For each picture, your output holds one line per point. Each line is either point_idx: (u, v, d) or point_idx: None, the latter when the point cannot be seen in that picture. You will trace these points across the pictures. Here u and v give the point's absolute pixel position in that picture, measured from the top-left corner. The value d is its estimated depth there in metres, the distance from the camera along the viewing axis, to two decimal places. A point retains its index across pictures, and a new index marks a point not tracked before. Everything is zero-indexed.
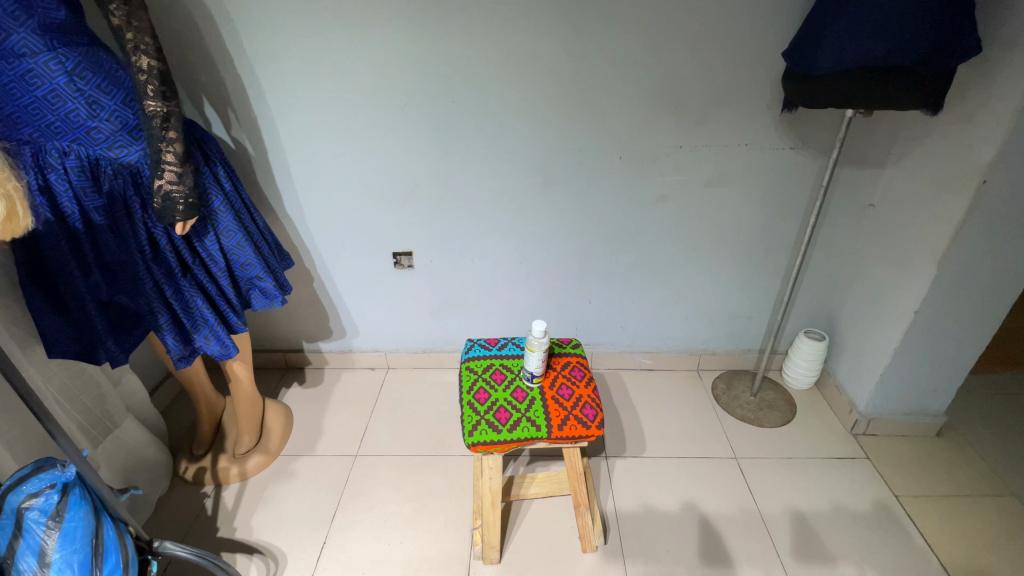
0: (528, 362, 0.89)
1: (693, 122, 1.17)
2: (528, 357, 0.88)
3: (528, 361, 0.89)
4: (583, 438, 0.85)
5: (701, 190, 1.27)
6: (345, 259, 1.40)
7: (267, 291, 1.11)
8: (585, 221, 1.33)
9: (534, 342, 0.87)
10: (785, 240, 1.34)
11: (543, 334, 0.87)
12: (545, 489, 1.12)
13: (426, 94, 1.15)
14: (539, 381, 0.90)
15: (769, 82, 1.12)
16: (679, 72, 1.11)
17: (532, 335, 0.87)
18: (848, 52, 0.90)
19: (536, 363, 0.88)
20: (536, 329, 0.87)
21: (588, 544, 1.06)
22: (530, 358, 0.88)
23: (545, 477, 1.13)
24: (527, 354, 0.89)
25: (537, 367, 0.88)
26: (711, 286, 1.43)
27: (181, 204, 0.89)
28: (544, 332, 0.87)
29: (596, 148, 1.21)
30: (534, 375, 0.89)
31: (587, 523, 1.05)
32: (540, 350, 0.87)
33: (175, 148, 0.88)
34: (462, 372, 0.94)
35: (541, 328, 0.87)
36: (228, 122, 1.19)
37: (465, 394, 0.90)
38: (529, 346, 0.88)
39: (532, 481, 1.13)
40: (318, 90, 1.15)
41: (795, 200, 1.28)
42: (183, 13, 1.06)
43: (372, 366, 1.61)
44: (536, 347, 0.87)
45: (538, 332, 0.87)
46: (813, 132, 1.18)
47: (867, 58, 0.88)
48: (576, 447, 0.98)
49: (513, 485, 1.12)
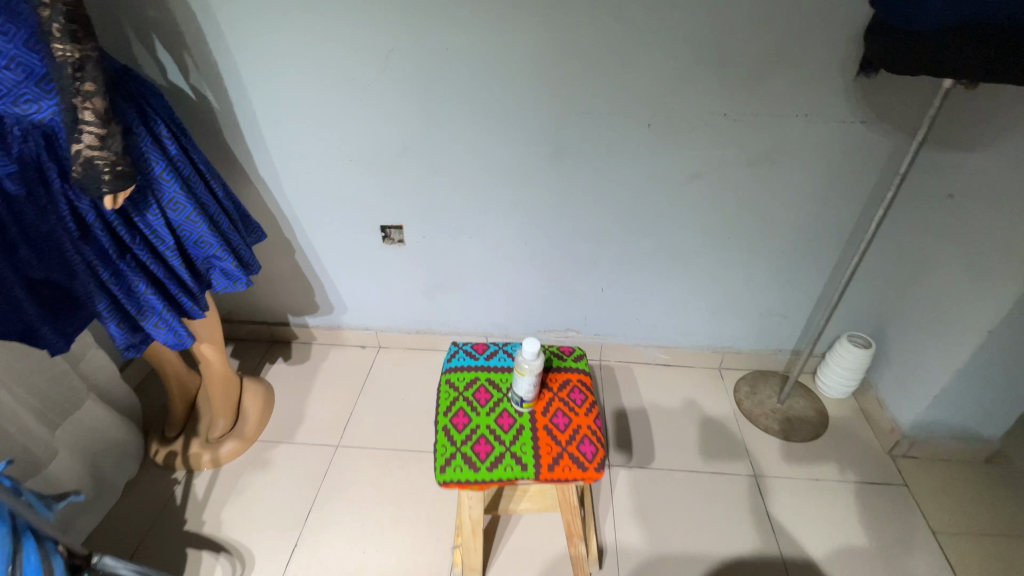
0: (517, 386, 0.74)
1: (741, 85, 0.95)
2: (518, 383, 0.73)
3: (517, 386, 0.74)
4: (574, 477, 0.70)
5: (743, 170, 1.06)
6: (327, 230, 1.25)
7: (228, 272, 0.97)
8: (601, 201, 1.14)
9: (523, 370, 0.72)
10: (837, 231, 1.13)
11: (535, 357, 0.71)
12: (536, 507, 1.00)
13: (414, 39, 0.95)
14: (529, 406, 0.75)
15: (844, 36, 0.88)
16: (729, 20, 0.88)
17: (523, 357, 0.72)
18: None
19: (527, 387, 0.73)
20: (528, 352, 0.72)
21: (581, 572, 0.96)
22: (519, 384, 0.73)
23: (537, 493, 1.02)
24: (516, 379, 0.74)
25: (527, 393, 0.73)
26: (743, 280, 1.24)
27: (107, 173, 0.74)
28: (536, 356, 0.71)
29: (619, 115, 1.00)
30: (525, 398, 0.74)
31: (580, 553, 0.94)
32: (531, 376, 0.72)
33: (94, 104, 0.71)
34: (439, 388, 0.79)
35: (531, 351, 0.72)
36: (185, 69, 1.01)
37: (440, 416, 0.75)
38: (519, 371, 0.73)
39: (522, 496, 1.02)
40: (285, 31, 0.96)
41: (857, 186, 1.06)
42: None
43: (363, 345, 1.48)
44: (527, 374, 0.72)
45: (529, 356, 0.72)
46: (891, 102, 0.95)
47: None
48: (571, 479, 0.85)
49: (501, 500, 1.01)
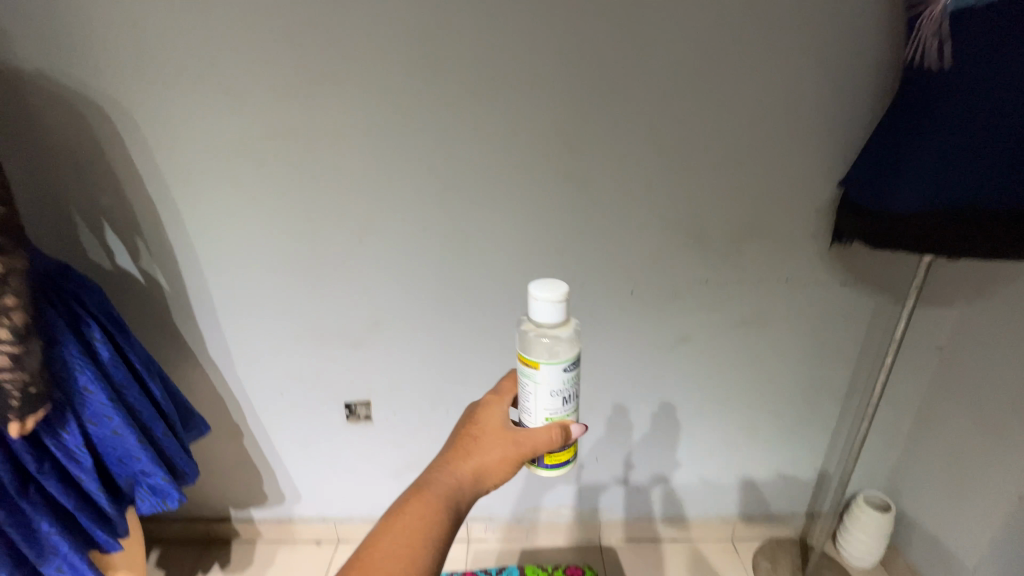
0: (536, 405, 0.51)
1: (720, 255, 0.95)
2: (537, 391, 0.50)
3: (520, 401, 0.54)
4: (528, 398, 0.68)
5: (733, 331, 1.02)
6: (285, 412, 1.11)
7: (157, 488, 0.81)
8: (590, 368, 1.06)
9: (550, 426, 0.52)
10: (835, 388, 1.09)
11: (559, 285, 0.48)
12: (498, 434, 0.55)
13: (388, 221, 0.92)
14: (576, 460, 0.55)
15: (815, 211, 0.91)
16: (704, 200, 0.90)
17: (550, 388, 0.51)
18: (953, 130, 0.65)
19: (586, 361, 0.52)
20: (536, 297, 0.48)
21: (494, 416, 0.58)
22: (540, 387, 0.50)
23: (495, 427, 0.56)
24: (525, 375, 0.51)
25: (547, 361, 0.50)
26: (745, 440, 1.15)
27: (16, 397, 0.63)
28: (561, 290, 0.48)
29: (601, 284, 0.97)
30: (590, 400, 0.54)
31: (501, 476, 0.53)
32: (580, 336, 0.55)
33: (14, 319, 0.61)
34: None
35: (534, 284, 0.49)
36: (136, 253, 0.93)
37: None
38: (529, 359, 0.50)
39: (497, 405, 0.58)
40: (251, 218, 0.92)
41: (846, 346, 1.04)
42: (79, 116, 0.83)
43: (319, 539, 1.26)
44: (550, 436, 0.51)
45: (550, 299, 0.48)
46: (868, 268, 0.96)
47: (968, 160, 0.64)
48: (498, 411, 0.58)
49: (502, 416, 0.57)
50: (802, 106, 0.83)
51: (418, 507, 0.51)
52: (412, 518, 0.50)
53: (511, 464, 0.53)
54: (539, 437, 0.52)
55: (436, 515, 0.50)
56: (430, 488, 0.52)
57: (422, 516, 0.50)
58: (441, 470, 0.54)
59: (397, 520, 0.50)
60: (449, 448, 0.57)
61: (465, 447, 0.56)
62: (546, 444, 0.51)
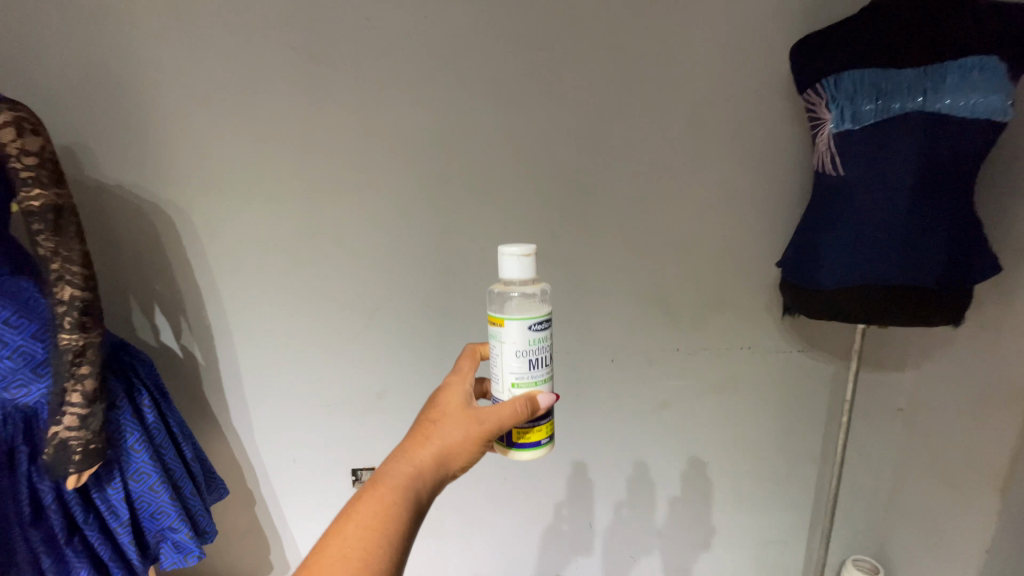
0: (502, 364, 0.58)
1: (688, 325, 1.08)
2: (503, 347, 0.57)
3: (490, 364, 0.61)
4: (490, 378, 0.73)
5: (708, 395, 1.12)
6: (295, 478, 1.19)
7: (180, 544, 0.89)
8: (579, 432, 1.14)
9: (514, 401, 0.58)
10: (810, 450, 1.16)
11: (525, 247, 0.57)
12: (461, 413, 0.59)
13: (400, 300, 1.08)
14: (551, 438, 0.61)
15: (764, 287, 1.06)
16: (669, 277, 1.05)
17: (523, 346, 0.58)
18: (863, 224, 0.78)
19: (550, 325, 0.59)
20: (505, 258, 0.57)
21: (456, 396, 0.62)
22: (505, 345, 0.58)
23: (458, 407, 0.60)
24: (492, 334, 0.59)
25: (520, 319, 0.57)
26: (732, 503, 1.20)
27: (78, 452, 0.74)
28: (524, 251, 0.56)
29: (585, 352, 1.09)
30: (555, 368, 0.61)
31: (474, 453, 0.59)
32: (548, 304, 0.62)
33: (85, 386, 0.75)
34: None
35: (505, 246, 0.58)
36: (179, 330, 1.07)
37: None
38: (495, 317, 0.58)
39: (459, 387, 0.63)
40: (281, 298, 1.07)
41: (813, 408, 1.13)
42: (146, 217, 1.00)
43: None
44: (515, 409, 0.57)
45: (516, 258, 0.56)
46: (821, 335, 1.08)
47: (876, 242, 0.77)
48: (459, 389, 0.63)
49: (464, 395, 0.62)
50: (739, 200, 1.01)
51: (380, 495, 0.53)
52: (374, 504, 0.52)
53: (475, 440, 0.58)
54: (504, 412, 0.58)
55: (396, 502, 0.53)
56: (392, 476, 0.55)
57: (383, 503, 0.53)
58: (403, 458, 0.57)
59: (359, 508, 0.52)
60: (409, 437, 0.59)
61: (426, 433, 0.59)
62: (512, 416, 0.57)
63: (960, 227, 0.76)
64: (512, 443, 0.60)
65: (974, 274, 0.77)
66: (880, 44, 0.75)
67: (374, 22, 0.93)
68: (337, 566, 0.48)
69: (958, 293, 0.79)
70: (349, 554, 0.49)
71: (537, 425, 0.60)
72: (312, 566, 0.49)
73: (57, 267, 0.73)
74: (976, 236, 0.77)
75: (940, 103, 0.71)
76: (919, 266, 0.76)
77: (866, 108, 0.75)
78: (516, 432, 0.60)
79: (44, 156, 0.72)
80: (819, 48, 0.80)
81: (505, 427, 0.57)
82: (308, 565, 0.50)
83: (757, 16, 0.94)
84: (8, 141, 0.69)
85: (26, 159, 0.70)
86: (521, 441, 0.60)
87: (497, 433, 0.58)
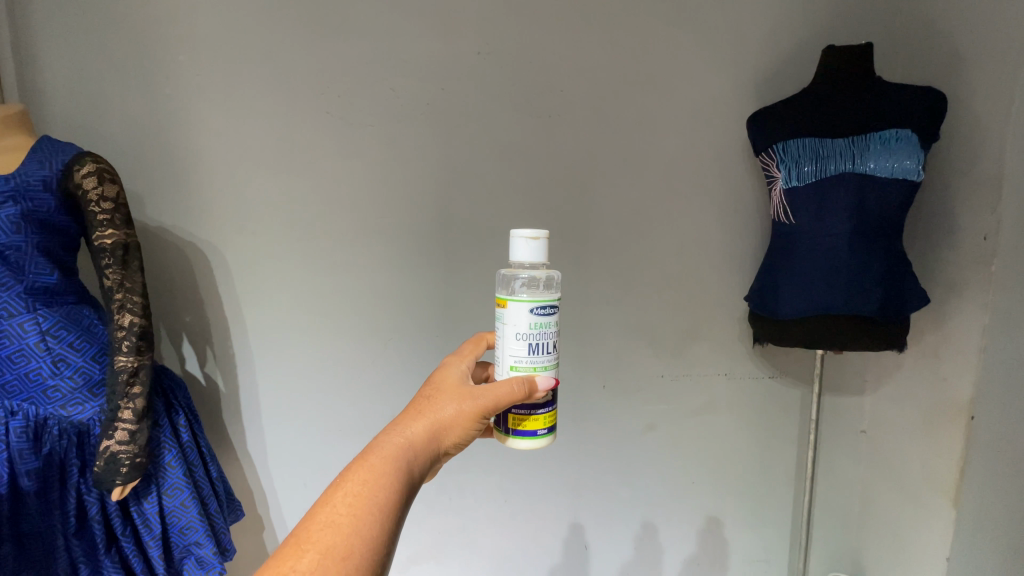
0: (504, 344, 0.66)
1: (671, 354, 1.21)
2: (505, 328, 0.65)
3: (494, 349, 0.69)
4: (491, 366, 0.79)
5: (690, 418, 1.23)
6: (305, 503, 1.25)
7: (203, 560, 0.94)
8: (574, 454, 1.23)
9: (512, 380, 0.64)
10: (784, 469, 1.27)
11: (535, 232, 0.65)
12: (457, 388, 0.65)
13: (413, 332, 1.19)
14: (548, 427, 0.68)
15: (736, 320, 1.21)
16: (652, 310, 1.19)
17: (523, 329, 0.65)
18: (814, 263, 0.93)
19: (551, 313, 0.66)
20: (515, 244, 0.65)
21: (451, 374, 0.69)
22: (507, 326, 0.66)
23: (453, 385, 0.66)
24: (497, 315, 0.67)
25: (524, 304, 0.64)
26: (716, 522, 1.29)
27: (126, 465, 0.81)
28: (536, 235, 0.64)
29: (579, 378, 1.20)
30: (554, 357, 0.67)
31: (468, 427, 0.64)
32: (556, 292, 0.69)
33: (135, 404, 0.82)
34: None
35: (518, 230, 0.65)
36: (204, 359, 1.16)
37: None
38: (501, 299, 0.66)
39: (454, 369, 0.70)
40: (303, 329, 1.17)
41: (785, 429, 1.25)
42: (183, 254, 1.11)
43: None
44: (512, 388, 0.63)
45: (523, 245, 0.64)
46: (787, 363, 1.23)
47: (825, 278, 0.92)
48: (454, 370, 0.70)
49: (458, 375, 0.68)
50: (710, 244, 1.18)
51: (370, 465, 0.56)
52: (366, 472, 0.55)
53: (468, 415, 0.63)
54: (501, 391, 0.64)
55: (387, 471, 0.56)
56: (383, 448, 0.58)
57: (373, 471, 0.55)
58: (395, 433, 0.61)
59: (348, 478, 0.55)
60: (404, 413, 0.64)
61: (420, 410, 0.64)
62: (510, 394, 0.63)
63: (892, 267, 0.91)
64: (511, 430, 0.67)
65: (908, 303, 0.91)
66: (814, 119, 0.93)
67: (398, 92, 1.09)
68: (329, 527, 0.50)
69: (895, 323, 0.93)
70: (341, 515, 0.51)
71: (534, 411, 0.66)
72: (302, 530, 0.51)
73: (120, 297, 0.83)
74: (905, 272, 0.92)
75: (864, 166, 0.90)
76: (860, 298, 0.90)
77: (805, 169, 0.93)
78: (512, 418, 0.67)
79: (119, 201, 0.83)
80: (769, 118, 0.98)
81: (501, 405, 0.63)
82: (295, 532, 0.51)
83: (721, 92, 1.13)
84: (90, 187, 0.80)
85: (103, 204, 0.81)
86: (518, 427, 0.67)
87: (491, 409, 0.63)
